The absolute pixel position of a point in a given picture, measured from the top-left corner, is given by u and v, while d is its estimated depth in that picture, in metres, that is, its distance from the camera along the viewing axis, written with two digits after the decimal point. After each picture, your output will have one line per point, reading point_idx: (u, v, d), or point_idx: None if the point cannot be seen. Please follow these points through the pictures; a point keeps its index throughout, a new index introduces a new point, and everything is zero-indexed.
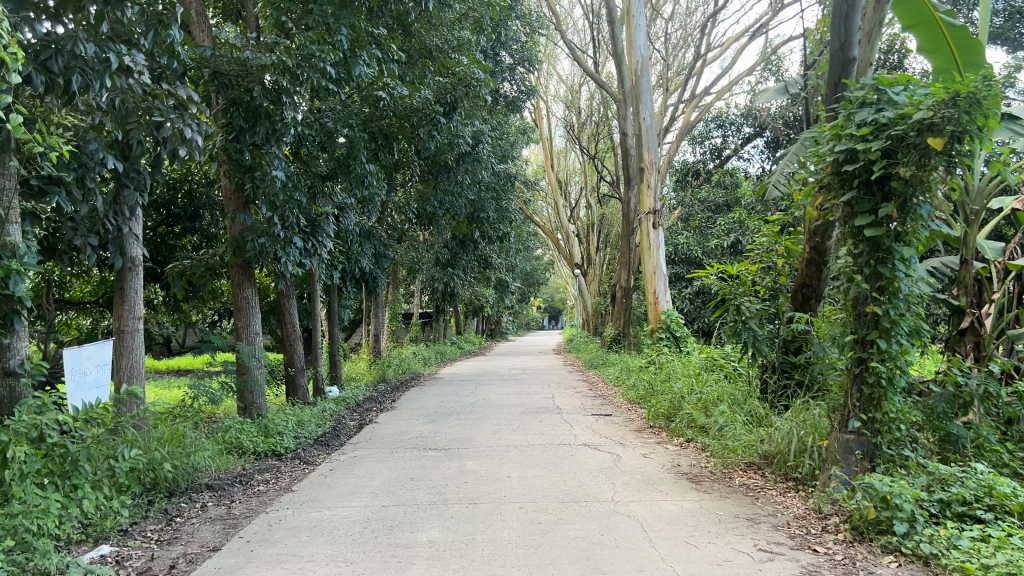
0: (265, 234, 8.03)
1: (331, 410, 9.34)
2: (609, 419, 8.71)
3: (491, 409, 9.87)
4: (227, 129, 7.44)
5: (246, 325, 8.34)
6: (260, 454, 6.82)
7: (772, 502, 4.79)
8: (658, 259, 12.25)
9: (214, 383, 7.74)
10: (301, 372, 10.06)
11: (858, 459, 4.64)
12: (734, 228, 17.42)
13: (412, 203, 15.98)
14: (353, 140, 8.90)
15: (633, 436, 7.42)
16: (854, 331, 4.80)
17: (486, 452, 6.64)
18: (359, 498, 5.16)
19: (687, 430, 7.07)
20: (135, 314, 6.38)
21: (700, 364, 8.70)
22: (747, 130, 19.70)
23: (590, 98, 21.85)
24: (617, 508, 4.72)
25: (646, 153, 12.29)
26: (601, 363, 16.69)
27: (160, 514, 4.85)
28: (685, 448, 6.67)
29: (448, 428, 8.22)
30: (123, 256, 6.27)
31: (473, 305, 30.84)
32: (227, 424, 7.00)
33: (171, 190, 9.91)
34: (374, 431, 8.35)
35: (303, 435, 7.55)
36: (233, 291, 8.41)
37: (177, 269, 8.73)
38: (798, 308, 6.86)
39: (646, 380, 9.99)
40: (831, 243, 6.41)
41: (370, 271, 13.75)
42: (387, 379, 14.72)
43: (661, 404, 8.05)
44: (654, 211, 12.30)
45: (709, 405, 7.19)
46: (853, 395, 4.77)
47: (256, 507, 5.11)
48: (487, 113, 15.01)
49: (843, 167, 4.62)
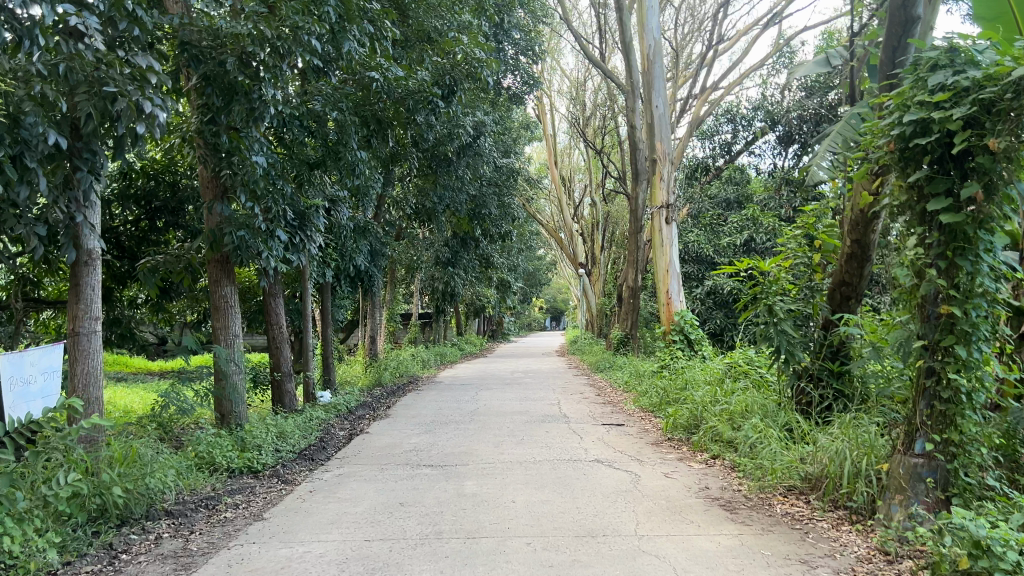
0: (245, 227, 7.31)
1: (319, 418, 8.60)
2: (622, 430, 7.97)
3: (493, 418, 9.13)
4: (202, 109, 6.83)
5: (224, 326, 7.59)
6: (234, 471, 6.10)
7: (825, 538, 4.08)
8: (671, 257, 11.47)
9: (184, 390, 6.97)
10: (289, 376, 9.30)
11: (928, 488, 3.93)
12: (747, 226, 16.72)
13: (410, 198, 15.29)
14: (344, 124, 8.16)
15: (651, 451, 6.69)
16: (922, 337, 4.08)
17: (488, 470, 5.91)
18: (339, 529, 4.43)
19: (712, 445, 6.34)
20: (93, 314, 5.64)
21: (722, 370, 7.95)
22: (758, 125, 18.98)
23: (595, 92, 21.12)
24: (642, 545, 3.99)
25: (658, 143, 11.53)
26: (608, 367, 15.93)
27: (103, 551, 4.12)
28: (712, 466, 5.93)
29: (446, 440, 7.50)
30: (78, 248, 5.56)
31: (474, 306, 30.13)
32: (199, 437, 6.28)
33: (152, 181, 9.31)
34: (365, 443, 7.63)
35: (285, 448, 6.81)
36: (211, 289, 7.65)
37: (149, 265, 7.83)
38: (836, 309, 6.11)
39: (660, 387, 9.25)
40: (876, 235, 5.68)
41: (367, 269, 13.04)
42: (384, 383, 13.98)
43: (680, 415, 7.32)
44: (666, 205, 11.55)
45: (736, 417, 6.45)
46: (921, 411, 4.05)
47: (218, 541, 4.38)
48: (489, 104, 14.31)
49: (914, 142, 3.90)
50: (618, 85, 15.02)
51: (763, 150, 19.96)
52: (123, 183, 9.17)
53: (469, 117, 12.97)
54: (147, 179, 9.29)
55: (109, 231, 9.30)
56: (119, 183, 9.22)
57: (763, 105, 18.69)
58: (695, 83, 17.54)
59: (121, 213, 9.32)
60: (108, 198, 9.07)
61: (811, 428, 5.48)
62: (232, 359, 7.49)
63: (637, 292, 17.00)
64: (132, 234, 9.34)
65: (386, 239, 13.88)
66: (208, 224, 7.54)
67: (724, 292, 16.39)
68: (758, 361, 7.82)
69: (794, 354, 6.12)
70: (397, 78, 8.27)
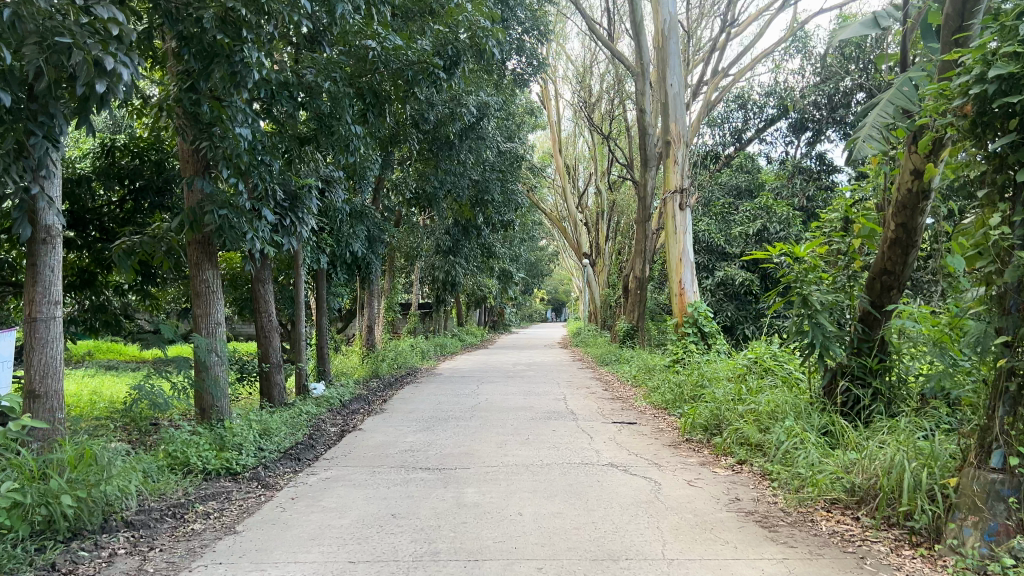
0: (228, 205, 6.72)
1: (309, 413, 8.01)
2: (635, 429, 7.39)
3: (496, 413, 8.57)
4: (182, 76, 6.25)
5: (205, 312, 7.01)
6: (211, 474, 5.51)
7: (885, 566, 3.49)
8: (685, 245, 10.84)
9: (157, 384, 6.38)
10: (278, 368, 8.71)
11: (1011, 509, 3.32)
12: (760, 215, 16.15)
13: (410, 182, 14.68)
14: (337, 96, 7.45)
15: (669, 454, 6.11)
16: (1002, 332, 3.48)
17: (492, 475, 5.32)
18: (320, 548, 3.84)
19: (738, 449, 5.74)
20: (51, 299, 5.04)
21: (745, 366, 7.35)
22: (771, 111, 18.38)
23: (602, 77, 20.50)
24: (672, 572, 3.40)
25: (673, 125, 10.92)
26: (614, 361, 15.34)
27: (42, 572, 3.53)
28: (739, 473, 5.34)
29: (445, 438, 6.93)
30: (34, 225, 4.99)
31: (475, 297, 29.54)
32: (172, 435, 5.70)
33: (136, 160, 8.75)
34: (358, 441, 7.05)
35: (268, 448, 6.22)
36: (190, 274, 7.02)
37: (124, 246, 7.17)
38: (877, 300, 5.53)
39: (674, 383, 8.67)
40: (924, 219, 5.11)
41: (364, 255, 12.46)
42: (381, 375, 13.40)
43: (699, 414, 6.75)
44: (680, 190, 10.93)
45: (765, 418, 5.86)
46: (1001, 418, 3.44)
47: (180, 561, 3.80)
48: (494, 84, 13.72)
49: (998, 102, 3.32)
50: (627, 67, 14.41)
51: (775, 138, 19.33)
52: (105, 162, 8.65)
53: (473, 96, 12.39)
54: (131, 157, 8.72)
55: (91, 212, 8.65)
56: (103, 162, 8.68)
57: (776, 91, 18.04)
58: (707, 68, 16.90)
59: (105, 194, 8.79)
60: (88, 176, 8.51)
61: (855, 434, 4.89)
62: (212, 350, 6.90)
63: (644, 282, 16.42)
64: (115, 215, 8.81)
65: (385, 225, 13.30)
66: (188, 202, 6.95)
67: (737, 283, 15.79)
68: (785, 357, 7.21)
69: (830, 349, 5.51)
70: (396, 48, 7.65)
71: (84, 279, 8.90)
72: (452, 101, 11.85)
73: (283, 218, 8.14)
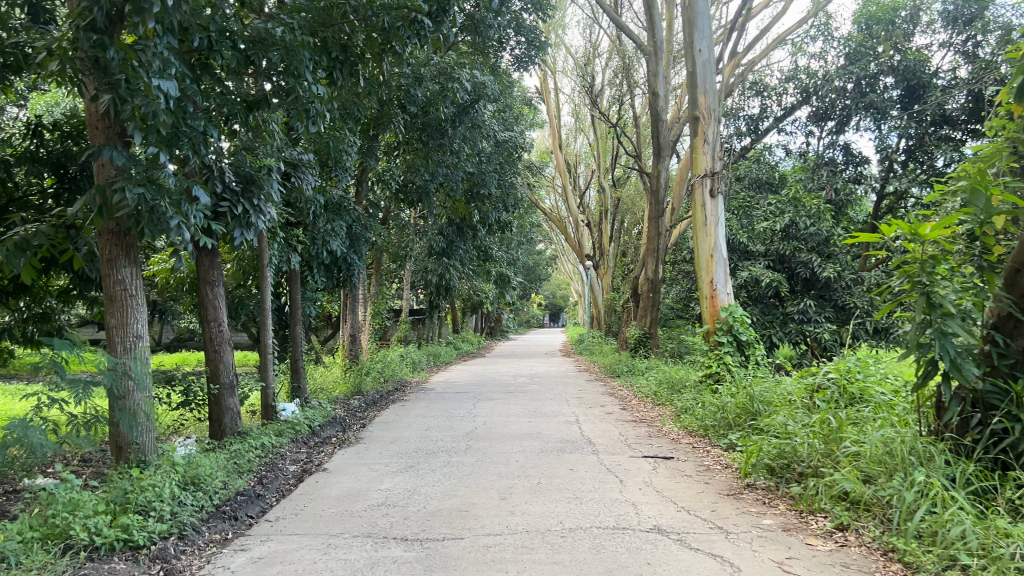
0: (147, 183, 5.08)
1: (264, 448, 6.39)
2: (675, 468, 5.78)
3: (498, 444, 6.98)
4: (80, 13, 4.75)
5: (122, 323, 5.36)
6: (99, 551, 3.86)
7: None
8: (717, 239, 9.22)
9: (36, 420, 4.73)
10: (230, 390, 7.12)
11: None
12: (787, 208, 14.63)
13: (397, 175, 13.06)
14: (292, 46, 5.85)
15: (735, 512, 4.51)
16: None
17: (496, 555, 3.73)
18: None
19: (840, 509, 4.14)
20: None
21: (827, 392, 5.70)
22: (791, 99, 16.75)
23: (606, 66, 18.96)
24: None
25: (701, 98, 9.35)
26: (626, 373, 13.75)
27: None
28: (847, 549, 3.74)
29: (432, 485, 5.32)
30: None
31: (471, 303, 27.88)
32: (47, 495, 4.07)
33: (69, 141, 6.91)
34: (321, 487, 5.44)
35: (191, 502, 4.60)
36: (102, 272, 5.38)
37: (15, 241, 5.50)
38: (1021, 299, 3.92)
39: (715, 405, 7.06)
40: None
41: (344, 256, 10.89)
42: (366, 392, 11.78)
43: (765, 452, 5.16)
44: (711, 174, 9.30)
45: (872, 463, 4.26)
46: None
47: None
48: (490, 63, 12.14)
49: None
50: (638, 45, 12.81)
51: (794, 127, 17.80)
52: (29, 144, 6.80)
53: (465, 72, 10.83)
54: (62, 139, 6.93)
55: (16, 203, 6.93)
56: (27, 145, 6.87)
57: (796, 75, 16.40)
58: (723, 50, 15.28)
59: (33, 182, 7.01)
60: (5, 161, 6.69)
61: None
62: (125, 374, 5.21)
63: (658, 285, 14.86)
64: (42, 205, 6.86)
65: (369, 221, 11.66)
66: (98, 179, 5.33)
67: (762, 285, 14.25)
68: (881, 379, 5.56)
69: (964, 368, 3.94)
70: None
71: (18, 284, 7.03)
72: (443, 75, 10.39)
73: (234, 205, 6.59)
